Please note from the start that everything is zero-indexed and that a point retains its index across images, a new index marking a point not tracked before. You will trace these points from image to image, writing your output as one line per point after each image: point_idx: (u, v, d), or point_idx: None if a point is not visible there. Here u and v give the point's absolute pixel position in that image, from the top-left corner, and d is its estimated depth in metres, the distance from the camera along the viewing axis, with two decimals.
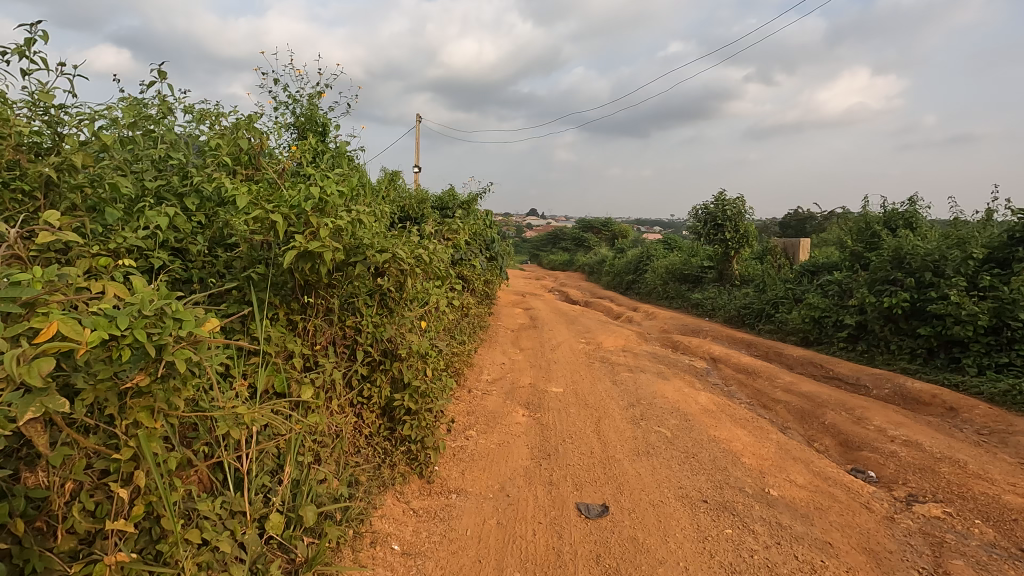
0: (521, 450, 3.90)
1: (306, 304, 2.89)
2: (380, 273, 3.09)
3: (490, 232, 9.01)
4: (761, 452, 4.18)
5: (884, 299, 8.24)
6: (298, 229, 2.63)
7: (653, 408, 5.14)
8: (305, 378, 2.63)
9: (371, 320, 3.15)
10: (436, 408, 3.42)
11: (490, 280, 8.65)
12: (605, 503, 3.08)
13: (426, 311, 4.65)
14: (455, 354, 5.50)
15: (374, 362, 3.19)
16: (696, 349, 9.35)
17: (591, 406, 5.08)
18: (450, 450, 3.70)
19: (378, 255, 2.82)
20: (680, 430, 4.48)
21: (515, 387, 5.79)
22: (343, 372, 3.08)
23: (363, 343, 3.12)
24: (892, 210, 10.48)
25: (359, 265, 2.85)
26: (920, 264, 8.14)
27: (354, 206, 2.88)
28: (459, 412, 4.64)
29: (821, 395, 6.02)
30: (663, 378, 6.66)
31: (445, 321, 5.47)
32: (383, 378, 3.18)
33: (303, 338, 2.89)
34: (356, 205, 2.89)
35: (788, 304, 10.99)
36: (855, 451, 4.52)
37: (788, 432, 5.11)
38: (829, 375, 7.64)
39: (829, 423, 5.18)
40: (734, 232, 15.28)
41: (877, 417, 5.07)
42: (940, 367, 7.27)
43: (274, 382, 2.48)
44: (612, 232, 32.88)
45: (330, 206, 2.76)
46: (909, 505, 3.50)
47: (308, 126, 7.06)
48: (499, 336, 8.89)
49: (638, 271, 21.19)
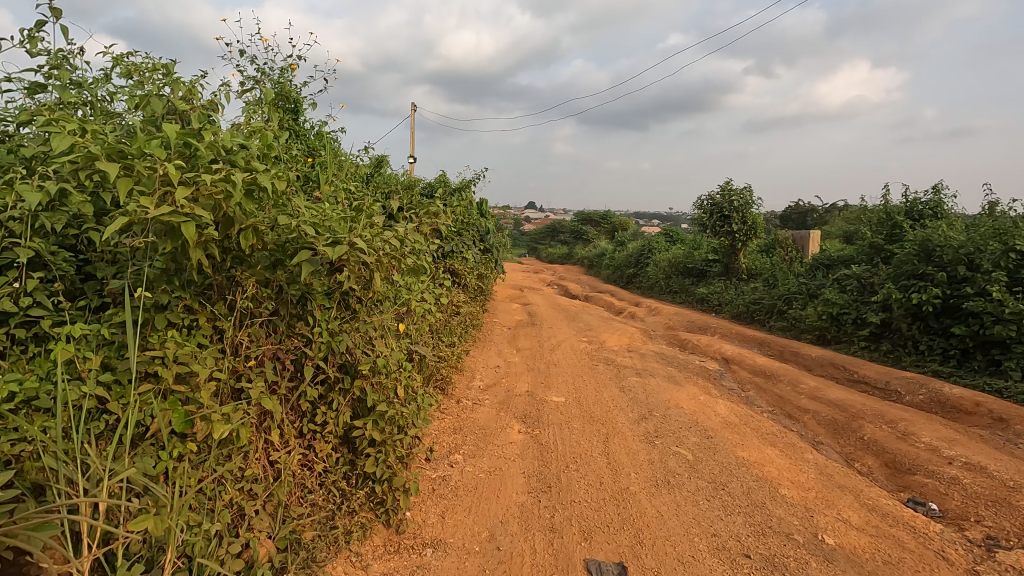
0: (515, 480, 3.25)
1: (235, 310, 2.23)
2: (338, 270, 2.43)
3: (483, 222, 8.34)
4: (800, 479, 3.54)
5: (911, 295, 7.60)
6: (148, 191, 1.73)
7: (667, 422, 4.50)
8: (227, 408, 1.95)
9: (327, 327, 2.50)
10: (409, 437, 2.76)
11: (484, 275, 7.98)
12: (622, 562, 2.44)
13: (404, 311, 3.98)
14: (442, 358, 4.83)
15: (332, 378, 2.54)
16: (705, 349, 8.71)
17: (596, 420, 4.43)
18: (430, 484, 3.04)
19: (329, 247, 2.15)
20: (703, 451, 3.83)
21: (510, 396, 5.13)
22: (287, 395, 2.41)
23: (317, 357, 2.46)
24: (915, 199, 9.82)
25: (308, 261, 2.17)
26: (952, 256, 7.50)
27: (254, 168, 1.97)
28: (443, 429, 3.97)
29: (852, 403, 5.39)
30: (674, 382, 6.02)
31: (431, 319, 4.80)
32: (343, 400, 2.53)
33: (231, 355, 2.23)
34: (255, 166, 1.97)
35: (802, 300, 10.34)
36: (906, 474, 3.89)
37: (823, 449, 4.48)
38: (854, 379, 7.01)
39: (869, 438, 4.55)
40: (741, 223, 14.61)
41: (925, 432, 4.44)
42: (977, 370, 6.65)
43: (172, 417, 1.81)
44: (612, 224, 32.14)
45: (205, 146, 1.93)
46: (991, 552, 2.86)
47: (279, 104, 6.36)
48: (494, 335, 8.24)
49: (639, 265, 20.50)
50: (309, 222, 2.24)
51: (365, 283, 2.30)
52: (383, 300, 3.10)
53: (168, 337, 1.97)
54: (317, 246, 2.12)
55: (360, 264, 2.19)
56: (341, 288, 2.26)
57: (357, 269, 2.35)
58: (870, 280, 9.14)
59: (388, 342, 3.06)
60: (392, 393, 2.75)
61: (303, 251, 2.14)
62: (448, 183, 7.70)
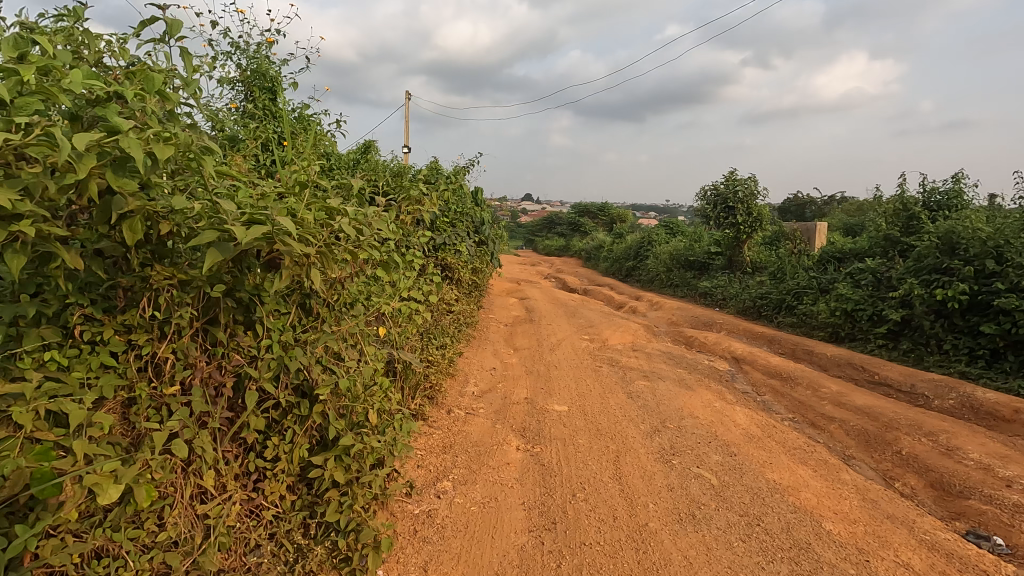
0: (514, 515, 2.76)
1: (151, 318, 1.74)
2: (273, 268, 1.87)
3: (478, 212, 7.82)
4: (841, 509, 3.05)
5: (936, 291, 7.15)
6: None
7: (683, 436, 4.01)
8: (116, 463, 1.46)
9: (278, 338, 2.00)
10: (383, 472, 2.26)
11: (478, 269, 7.46)
12: None
13: (383, 312, 3.46)
14: (429, 364, 4.32)
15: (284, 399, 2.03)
16: (713, 347, 8.25)
17: (604, 434, 3.95)
18: (411, 523, 2.55)
19: (242, 227, 1.50)
20: (727, 473, 3.35)
21: (508, 405, 4.64)
22: (224, 428, 1.90)
23: (263, 378, 1.95)
24: (933, 189, 9.35)
25: (214, 247, 1.52)
26: (980, 249, 7.07)
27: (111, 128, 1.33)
28: (428, 447, 3.47)
29: (881, 410, 4.93)
30: (685, 386, 5.55)
31: (418, 319, 4.30)
32: (299, 430, 2.03)
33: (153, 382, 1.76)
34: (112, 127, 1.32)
35: (812, 294, 9.86)
36: (958, 498, 3.44)
37: (857, 465, 4.01)
38: (875, 381, 6.56)
39: (907, 453, 4.08)
40: (746, 214, 14.11)
41: (973, 447, 3.98)
42: (1009, 372, 6.20)
43: (31, 479, 1.26)
44: (610, 216, 31.59)
45: (33, 92, 1.32)
46: None
47: (256, 83, 5.81)
48: (490, 333, 7.74)
49: (638, 257, 19.98)
50: (239, 199, 1.69)
51: (310, 280, 1.71)
52: (356, 295, 2.58)
53: (38, 365, 1.49)
54: (226, 225, 1.52)
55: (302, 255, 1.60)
56: (275, 285, 1.69)
57: (302, 268, 1.77)
58: (887, 275, 8.68)
59: (360, 351, 2.55)
60: (360, 415, 2.25)
61: (207, 232, 1.51)
62: (440, 171, 7.16)
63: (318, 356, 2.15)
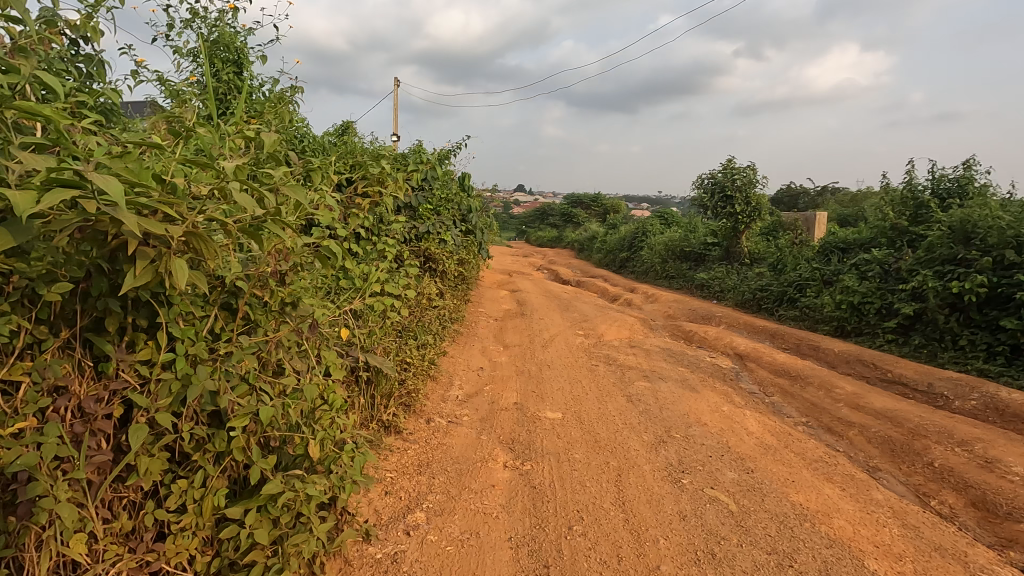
0: (500, 557, 2.29)
1: None
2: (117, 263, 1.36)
3: (465, 199, 7.32)
4: (882, 540, 2.61)
5: (951, 284, 6.78)
6: None
7: (691, 448, 3.57)
8: None
9: (183, 352, 1.53)
10: (328, 522, 1.78)
11: (466, 261, 6.97)
12: None
13: (334, 314, 2.96)
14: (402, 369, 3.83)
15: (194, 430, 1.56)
16: (714, 342, 7.82)
17: (603, 447, 3.50)
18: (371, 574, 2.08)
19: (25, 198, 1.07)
20: (745, 494, 2.91)
21: (494, 411, 4.17)
22: (101, 476, 1.41)
23: (161, 403, 1.49)
24: (943, 177, 8.94)
25: (4, 227, 1.12)
26: (999, 239, 6.67)
27: None
28: (398, 467, 2.99)
29: (903, 414, 4.53)
30: (689, 388, 5.11)
31: (391, 317, 3.81)
32: (213, 472, 1.56)
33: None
34: None
35: (816, 286, 9.44)
36: (1006, 521, 3.03)
37: (884, 479, 3.60)
38: (887, 380, 6.17)
39: (941, 465, 3.66)
40: (744, 203, 13.67)
41: (1015, 459, 3.58)
42: None
43: None
44: (604, 206, 31.03)
45: None
46: None
47: (220, 55, 5.25)
48: (478, 328, 7.26)
49: (633, 248, 19.54)
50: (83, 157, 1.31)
51: (171, 269, 1.30)
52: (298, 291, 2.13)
53: None
54: (17, 182, 1.13)
55: (149, 230, 1.21)
56: (127, 281, 1.27)
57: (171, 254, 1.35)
58: (896, 267, 8.29)
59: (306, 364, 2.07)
60: (300, 448, 1.79)
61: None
62: (425, 154, 6.63)
63: (241, 372, 1.68)
